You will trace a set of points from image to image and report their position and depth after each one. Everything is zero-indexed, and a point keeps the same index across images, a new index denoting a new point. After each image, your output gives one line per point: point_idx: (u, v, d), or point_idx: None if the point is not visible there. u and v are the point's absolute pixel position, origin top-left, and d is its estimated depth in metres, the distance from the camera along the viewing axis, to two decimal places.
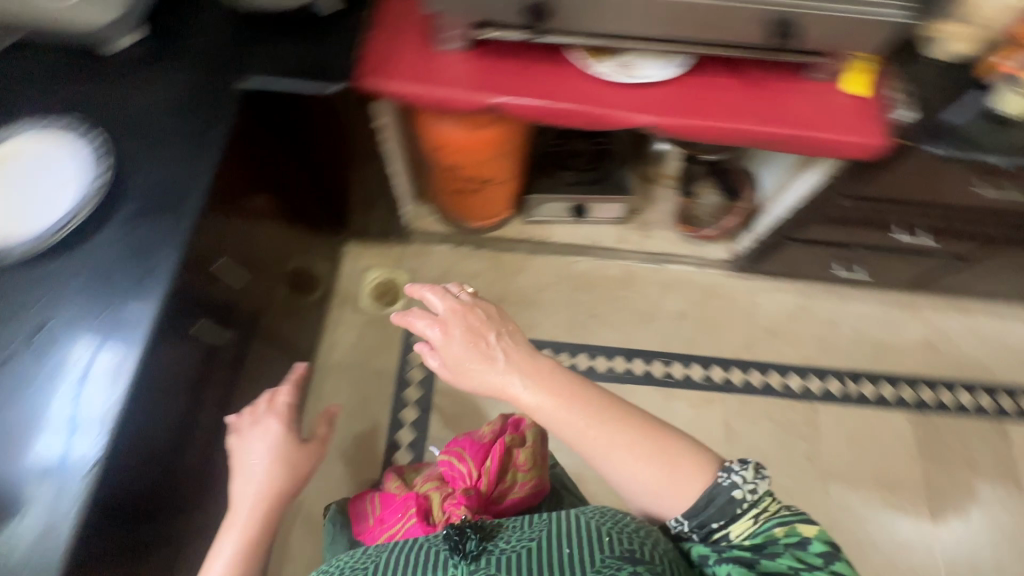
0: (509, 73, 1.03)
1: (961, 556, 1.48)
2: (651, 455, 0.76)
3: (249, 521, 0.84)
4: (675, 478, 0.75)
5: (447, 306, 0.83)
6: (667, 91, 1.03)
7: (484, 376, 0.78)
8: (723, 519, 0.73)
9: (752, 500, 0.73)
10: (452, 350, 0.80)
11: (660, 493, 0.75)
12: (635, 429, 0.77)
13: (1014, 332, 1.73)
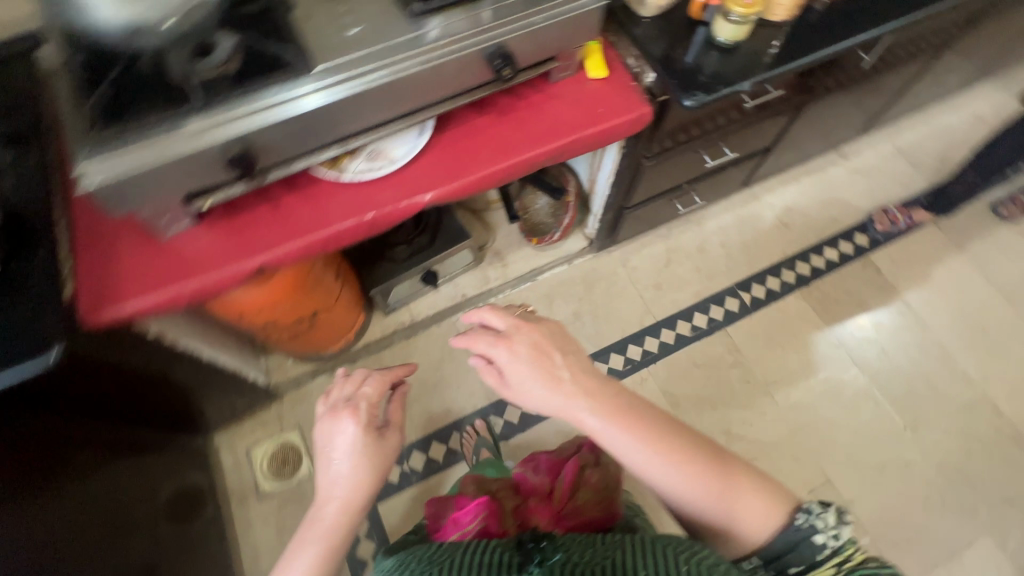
0: (263, 224, 0.89)
1: (898, 389, 1.61)
2: (742, 493, 0.70)
3: (332, 537, 0.76)
4: (769, 516, 0.69)
5: (509, 322, 0.73)
6: (432, 158, 0.95)
7: (545, 399, 0.69)
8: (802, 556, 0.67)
9: (835, 547, 0.66)
10: (513, 366, 0.70)
11: (749, 537, 0.69)
12: (714, 460, 0.71)
13: (834, 178, 1.91)
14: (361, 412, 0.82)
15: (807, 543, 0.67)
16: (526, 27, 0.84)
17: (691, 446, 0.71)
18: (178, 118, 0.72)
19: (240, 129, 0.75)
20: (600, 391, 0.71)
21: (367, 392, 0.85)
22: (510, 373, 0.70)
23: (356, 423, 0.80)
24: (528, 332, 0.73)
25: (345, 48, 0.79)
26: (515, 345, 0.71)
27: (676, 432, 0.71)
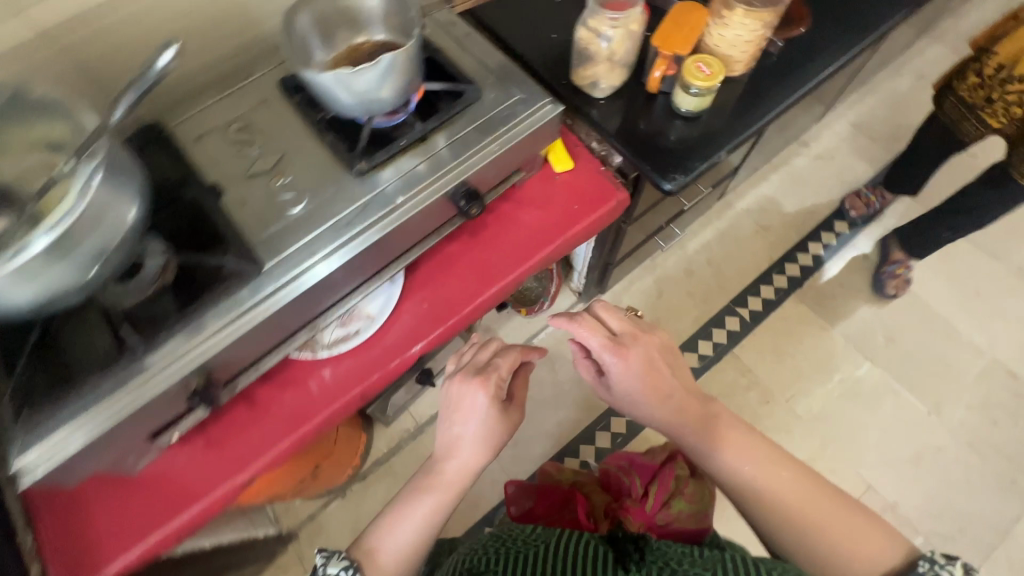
0: (245, 429, 0.79)
1: (914, 374, 1.59)
2: (843, 522, 0.69)
3: (448, 500, 0.78)
4: (874, 550, 0.66)
5: (625, 330, 0.82)
6: (413, 304, 0.87)
7: (642, 396, 0.79)
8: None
9: None
10: (606, 357, 0.80)
11: (843, 571, 0.66)
12: (805, 485, 0.73)
13: (800, 168, 1.88)
14: (492, 384, 0.83)
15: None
16: (484, 156, 0.77)
17: (782, 469, 0.74)
18: (123, 368, 0.64)
19: (194, 358, 0.65)
20: (689, 397, 0.80)
21: (500, 364, 0.86)
22: (606, 361, 0.80)
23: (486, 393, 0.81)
24: (624, 334, 0.82)
25: (293, 233, 0.70)
26: (609, 340, 0.80)
27: (764, 447, 0.76)
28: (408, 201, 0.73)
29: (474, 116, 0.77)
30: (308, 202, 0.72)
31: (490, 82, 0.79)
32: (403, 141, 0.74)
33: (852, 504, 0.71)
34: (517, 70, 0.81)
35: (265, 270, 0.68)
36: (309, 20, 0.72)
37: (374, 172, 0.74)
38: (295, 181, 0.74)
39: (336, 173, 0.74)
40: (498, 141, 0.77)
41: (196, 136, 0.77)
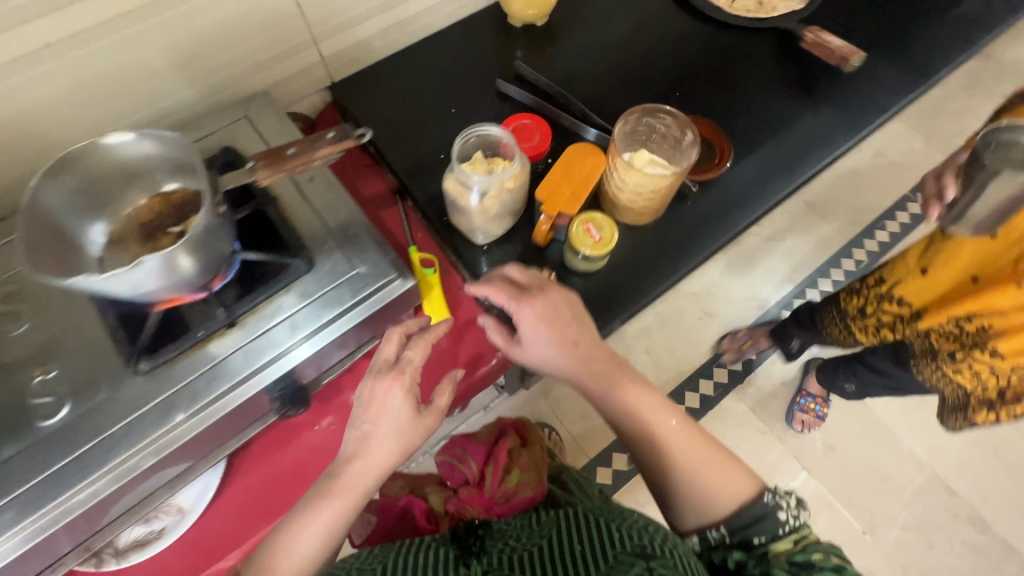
0: None
1: (850, 488, 1.50)
2: (695, 448, 0.62)
3: (358, 501, 0.60)
4: (729, 485, 0.60)
5: (532, 279, 0.66)
6: (240, 490, 0.73)
7: (536, 352, 0.64)
8: (766, 528, 0.57)
9: (796, 527, 0.57)
10: (531, 330, 0.63)
11: (713, 503, 0.60)
12: (679, 430, 0.63)
13: (750, 250, 1.78)
14: (409, 378, 0.62)
15: (767, 510, 0.58)
16: (308, 346, 0.62)
17: (644, 384, 0.65)
18: None
19: None
20: (563, 307, 0.64)
21: (413, 356, 0.64)
22: (530, 343, 0.64)
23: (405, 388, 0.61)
24: (541, 288, 0.64)
25: (37, 458, 0.55)
26: (530, 307, 0.62)
27: (636, 376, 0.66)
28: (201, 409, 0.59)
29: (299, 295, 0.63)
30: (68, 412, 0.57)
31: (327, 249, 0.66)
32: (197, 333, 0.60)
33: (715, 441, 0.64)
34: (363, 230, 0.67)
35: None
36: (72, 182, 0.58)
37: (159, 369, 0.59)
38: (60, 378, 0.59)
39: (113, 369, 0.59)
40: (327, 329, 0.63)
41: None
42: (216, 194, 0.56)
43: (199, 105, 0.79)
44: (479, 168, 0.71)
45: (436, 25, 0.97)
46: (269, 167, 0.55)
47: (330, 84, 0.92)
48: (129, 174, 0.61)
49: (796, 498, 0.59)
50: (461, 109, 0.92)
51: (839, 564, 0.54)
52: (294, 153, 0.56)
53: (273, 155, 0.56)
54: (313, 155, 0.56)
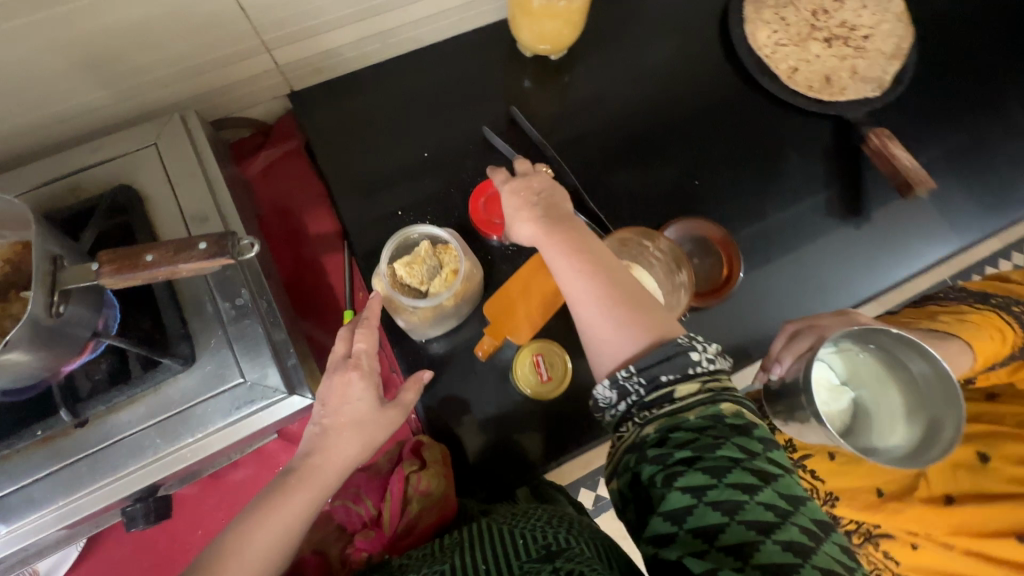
0: None
1: None
2: (635, 296, 0.52)
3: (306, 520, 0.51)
4: (652, 326, 0.49)
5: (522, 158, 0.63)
6: (101, 563, 0.65)
7: (520, 220, 0.58)
8: (670, 372, 0.46)
9: (709, 373, 0.46)
10: (508, 192, 0.60)
11: (611, 355, 0.49)
12: (631, 292, 0.52)
13: None
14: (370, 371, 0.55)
15: (677, 350, 0.46)
16: (171, 460, 0.53)
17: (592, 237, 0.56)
18: None
19: None
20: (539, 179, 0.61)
21: (366, 347, 0.55)
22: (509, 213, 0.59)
23: (366, 380, 0.54)
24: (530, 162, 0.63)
25: None
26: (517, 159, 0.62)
27: (598, 250, 0.55)
28: (30, 522, 0.50)
29: (168, 399, 0.53)
30: None
31: (214, 342, 0.54)
32: (35, 432, 0.50)
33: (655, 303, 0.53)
34: (263, 325, 0.56)
35: None
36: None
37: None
38: None
39: None
40: (197, 441, 0.53)
41: None
42: (52, 288, 0.44)
43: (111, 109, 0.65)
44: (416, 276, 0.60)
45: (428, 39, 0.80)
46: (118, 274, 0.43)
47: (288, 94, 0.77)
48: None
49: (713, 347, 0.48)
50: (435, 154, 0.78)
51: (759, 431, 0.44)
52: (150, 260, 0.43)
53: (125, 256, 0.43)
54: (174, 264, 0.43)
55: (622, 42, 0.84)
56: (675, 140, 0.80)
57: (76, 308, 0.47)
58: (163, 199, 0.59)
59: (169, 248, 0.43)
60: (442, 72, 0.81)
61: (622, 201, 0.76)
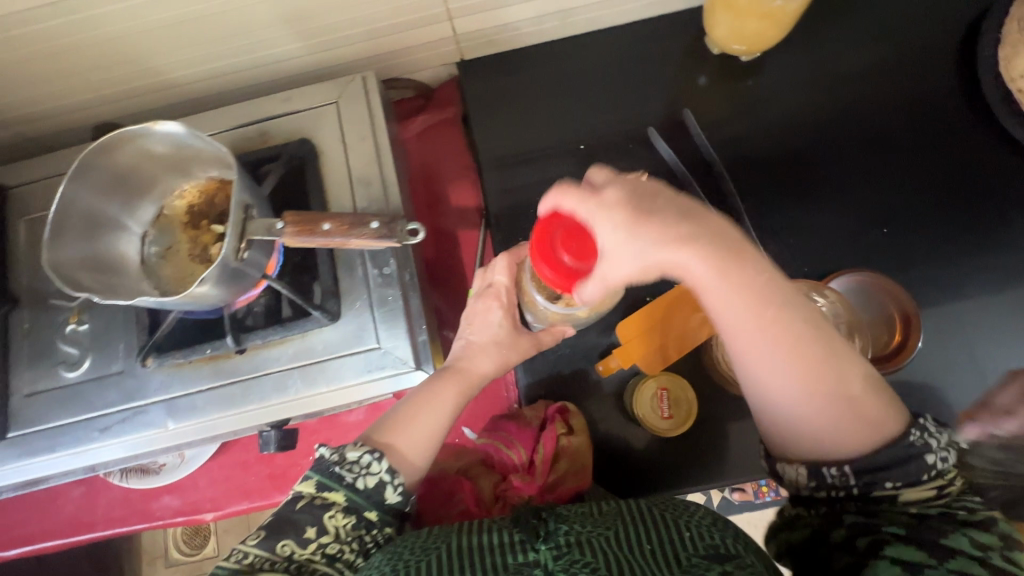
0: (24, 516, 0.76)
1: None
2: (839, 366, 0.41)
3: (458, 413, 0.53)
4: (858, 430, 0.41)
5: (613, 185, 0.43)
6: (233, 462, 0.75)
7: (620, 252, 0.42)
8: (898, 473, 0.41)
9: (943, 471, 0.41)
10: (606, 232, 0.42)
11: (811, 447, 0.42)
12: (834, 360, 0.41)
13: None
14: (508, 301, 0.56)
15: (910, 454, 0.40)
16: (305, 403, 0.58)
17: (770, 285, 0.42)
18: None
19: None
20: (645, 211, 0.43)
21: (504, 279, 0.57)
22: (618, 261, 0.42)
23: (505, 309, 0.56)
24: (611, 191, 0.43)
25: (55, 405, 0.59)
26: (612, 191, 0.43)
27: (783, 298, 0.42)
28: (190, 426, 0.58)
29: (311, 346, 0.57)
30: (86, 370, 0.59)
31: (358, 304, 0.58)
32: (206, 350, 0.57)
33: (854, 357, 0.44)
34: (403, 297, 0.58)
35: (8, 436, 0.59)
36: (114, 166, 0.52)
37: (168, 364, 0.58)
38: (88, 331, 0.60)
39: (129, 347, 0.59)
40: (332, 391, 0.57)
41: (31, 216, 0.65)
42: (241, 236, 0.49)
43: (303, 59, 0.69)
44: None
45: (610, 21, 0.76)
46: (298, 237, 0.46)
47: (458, 63, 0.77)
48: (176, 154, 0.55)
49: (946, 435, 0.42)
50: (590, 147, 0.75)
51: (1002, 528, 0.39)
52: (327, 229, 0.46)
53: (307, 221, 0.46)
54: (349, 239, 0.45)
55: (827, 51, 0.73)
56: (867, 177, 0.69)
57: (255, 252, 0.52)
58: (336, 158, 0.62)
59: (344, 224, 0.45)
60: (614, 61, 0.76)
61: (785, 235, 0.68)
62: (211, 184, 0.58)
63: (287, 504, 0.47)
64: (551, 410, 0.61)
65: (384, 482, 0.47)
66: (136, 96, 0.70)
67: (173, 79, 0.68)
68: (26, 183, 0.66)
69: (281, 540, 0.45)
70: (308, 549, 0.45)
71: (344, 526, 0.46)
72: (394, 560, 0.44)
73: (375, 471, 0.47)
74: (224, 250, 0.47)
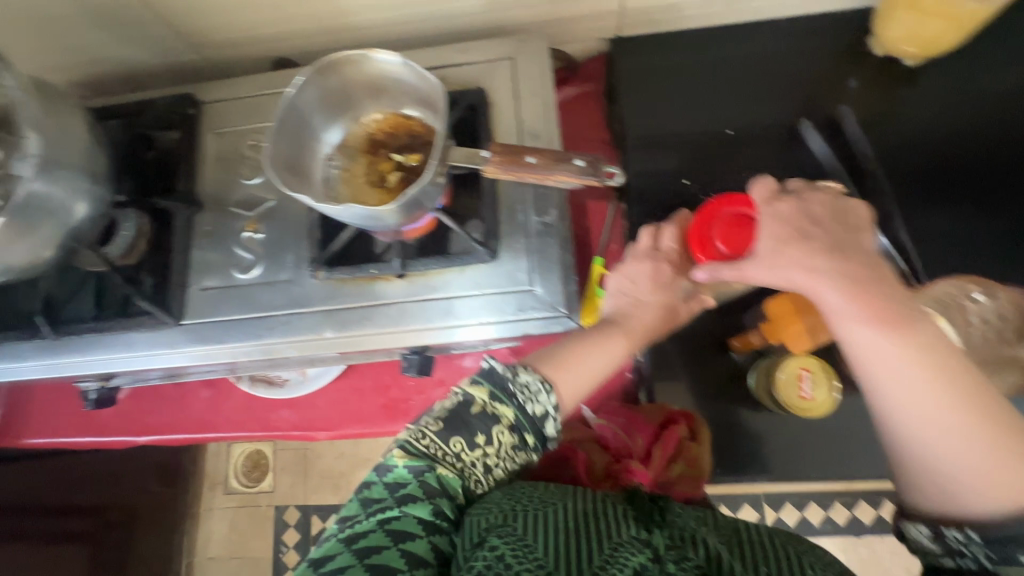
0: (157, 407, 0.83)
1: None
2: (933, 409, 0.39)
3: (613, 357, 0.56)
4: (980, 482, 0.38)
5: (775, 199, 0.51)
6: (349, 387, 0.80)
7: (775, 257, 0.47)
8: None
9: None
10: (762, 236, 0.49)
11: (940, 500, 0.40)
12: (929, 396, 0.39)
13: None
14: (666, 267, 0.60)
15: None
16: (455, 331, 0.61)
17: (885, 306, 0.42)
18: (28, 340, 0.65)
19: (86, 367, 0.65)
20: (808, 227, 0.48)
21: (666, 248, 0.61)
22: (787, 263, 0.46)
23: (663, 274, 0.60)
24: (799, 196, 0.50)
25: (226, 301, 0.64)
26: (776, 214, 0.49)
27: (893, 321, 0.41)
28: (344, 336, 0.62)
29: (470, 279, 0.61)
30: (257, 275, 0.64)
31: (515, 246, 0.61)
32: (372, 269, 0.61)
33: (995, 402, 0.39)
34: (559, 248, 0.60)
35: (182, 323, 0.65)
36: (328, 82, 0.58)
37: (334, 282, 0.63)
38: (262, 240, 0.65)
39: (299, 258, 0.64)
40: (480, 325, 0.60)
41: (217, 130, 0.71)
42: (442, 160, 0.52)
43: (478, 16, 0.72)
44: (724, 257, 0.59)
45: (773, 13, 0.77)
46: (502, 165, 0.50)
47: (615, 39, 0.79)
48: (375, 84, 0.60)
49: None
50: (736, 135, 0.75)
51: None
52: (532, 162, 0.51)
53: (513, 154, 0.50)
54: (552, 171, 0.50)
55: (994, 66, 0.72)
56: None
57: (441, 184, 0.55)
58: (507, 110, 0.65)
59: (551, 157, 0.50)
60: (771, 54, 0.77)
61: (933, 244, 0.68)
62: (394, 117, 0.63)
63: (462, 405, 0.50)
64: (677, 413, 0.65)
65: (548, 413, 0.51)
66: (318, 35, 0.75)
67: (358, 22, 0.73)
68: (217, 102, 0.72)
69: (452, 437, 0.48)
70: (474, 452, 0.48)
71: (507, 441, 0.49)
72: (524, 500, 0.46)
73: (544, 401, 0.51)
74: (428, 173, 0.51)
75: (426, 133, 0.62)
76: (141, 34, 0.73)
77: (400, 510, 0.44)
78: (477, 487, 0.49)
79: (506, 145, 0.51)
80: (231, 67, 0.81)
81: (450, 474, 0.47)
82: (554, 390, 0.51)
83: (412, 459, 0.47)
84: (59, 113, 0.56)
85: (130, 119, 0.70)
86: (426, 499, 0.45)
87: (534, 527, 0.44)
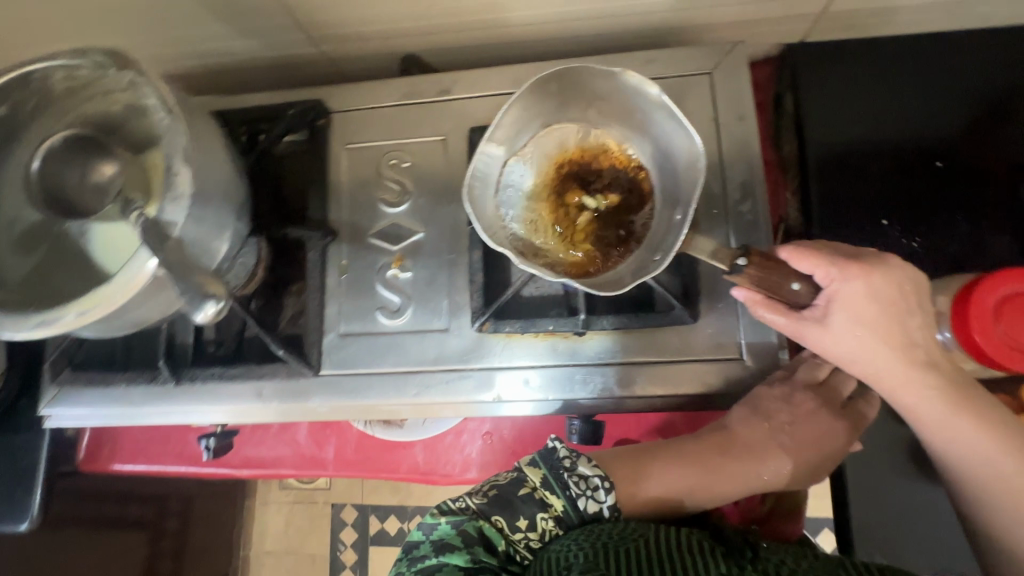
0: (259, 438, 0.77)
1: None
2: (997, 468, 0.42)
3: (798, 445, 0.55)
4: None
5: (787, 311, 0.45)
6: (475, 429, 0.73)
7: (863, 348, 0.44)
8: None
9: None
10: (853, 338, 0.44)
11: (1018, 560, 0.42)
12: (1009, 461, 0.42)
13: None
14: None
15: None
16: (637, 401, 0.54)
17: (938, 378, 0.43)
18: (144, 384, 0.59)
19: (212, 415, 0.59)
20: (902, 301, 0.43)
21: None
22: (871, 359, 0.44)
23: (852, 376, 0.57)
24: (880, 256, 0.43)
25: (369, 351, 0.56)
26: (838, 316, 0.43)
27: (961, 395, 0.43)
28: (512, 400, 0.54)
29: (663, 343, 0.53)
30: (407, 321, 0.56)
31: (715, 303, 0.53)
32: (549, 325, 0.52)
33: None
34: None
35: (320, 373, 0.57)
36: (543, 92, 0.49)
37: (496, 336, 0.55)
38: (411, 280, 0.57)
39: (456, 304, 0.56)
40: (676, 396, 0.53)
41: (350, 144, 0.61)
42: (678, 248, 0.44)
43: (657, 19, 0.61)
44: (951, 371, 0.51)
45: (1006, 20, 0.64)
46: (755, 280, 0.43)
47: (801, 44, 0.68)
48: (603, 100, 0.50)
49: None
50: (948, 168, 0.62)
51: None
52: (793, 290, 0.43)
53: (774, 273, 0.43)
54: (834, 288, 0.42)
55: None
56: None
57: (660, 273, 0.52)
58: (705, 138, 0.56)
59: (759, 295, 0.45)
60: (1005, 70, 0.63)
61: None
62: (598, 137, 0.53)
63: (511, 484, 0.49)
64: None
65: (601, 512, 0.49)
66: (461, 32, 0.63)
67: (513, 18, 0.61)
68: (351, 109, 0.62)
69: (495, 513, 0.47)
70: (516, 532, 0.47)
71: (550, 531, 0.48)
72: (603, 537, 0.46)
73: (600, 499, 0.49)
74: (677, 244, 0.42)
75: (630, 171, 0.52)
76: (261, 24, 0.62)
77: (438, 561, 0.44)
78: (522, 557, 0.47)
79: (767, 254, 0.43)
80: (349, 63, 0.70)
81: (495, 533, 0.46)
82: (612, 488, 0.50)
83: (451, 515, 0.47)
84: (200, 133, 0.47)
85: (254, 125, 0.61)
86: (464, 547, 0.45)
87: (616, 555, 0.43)
